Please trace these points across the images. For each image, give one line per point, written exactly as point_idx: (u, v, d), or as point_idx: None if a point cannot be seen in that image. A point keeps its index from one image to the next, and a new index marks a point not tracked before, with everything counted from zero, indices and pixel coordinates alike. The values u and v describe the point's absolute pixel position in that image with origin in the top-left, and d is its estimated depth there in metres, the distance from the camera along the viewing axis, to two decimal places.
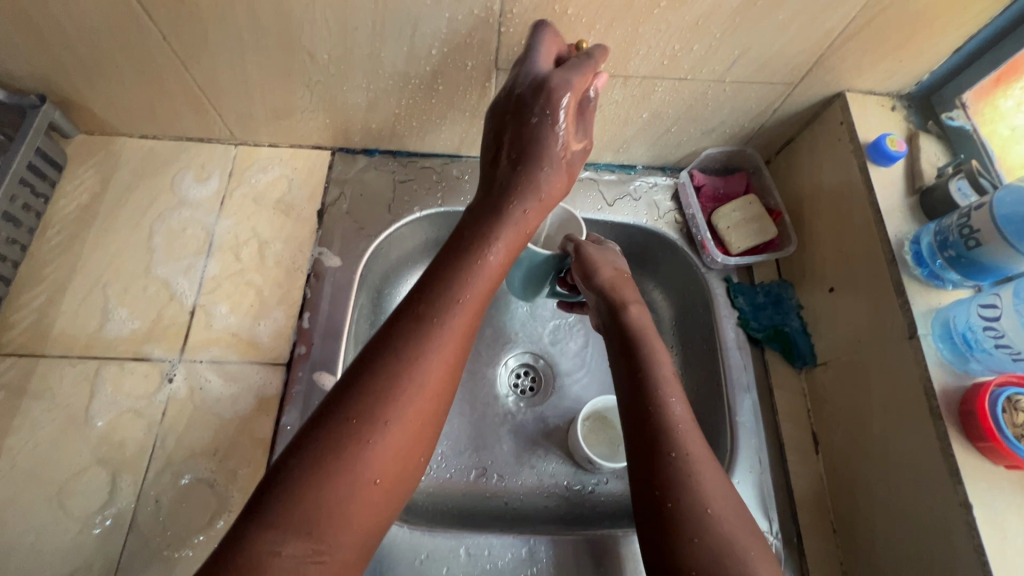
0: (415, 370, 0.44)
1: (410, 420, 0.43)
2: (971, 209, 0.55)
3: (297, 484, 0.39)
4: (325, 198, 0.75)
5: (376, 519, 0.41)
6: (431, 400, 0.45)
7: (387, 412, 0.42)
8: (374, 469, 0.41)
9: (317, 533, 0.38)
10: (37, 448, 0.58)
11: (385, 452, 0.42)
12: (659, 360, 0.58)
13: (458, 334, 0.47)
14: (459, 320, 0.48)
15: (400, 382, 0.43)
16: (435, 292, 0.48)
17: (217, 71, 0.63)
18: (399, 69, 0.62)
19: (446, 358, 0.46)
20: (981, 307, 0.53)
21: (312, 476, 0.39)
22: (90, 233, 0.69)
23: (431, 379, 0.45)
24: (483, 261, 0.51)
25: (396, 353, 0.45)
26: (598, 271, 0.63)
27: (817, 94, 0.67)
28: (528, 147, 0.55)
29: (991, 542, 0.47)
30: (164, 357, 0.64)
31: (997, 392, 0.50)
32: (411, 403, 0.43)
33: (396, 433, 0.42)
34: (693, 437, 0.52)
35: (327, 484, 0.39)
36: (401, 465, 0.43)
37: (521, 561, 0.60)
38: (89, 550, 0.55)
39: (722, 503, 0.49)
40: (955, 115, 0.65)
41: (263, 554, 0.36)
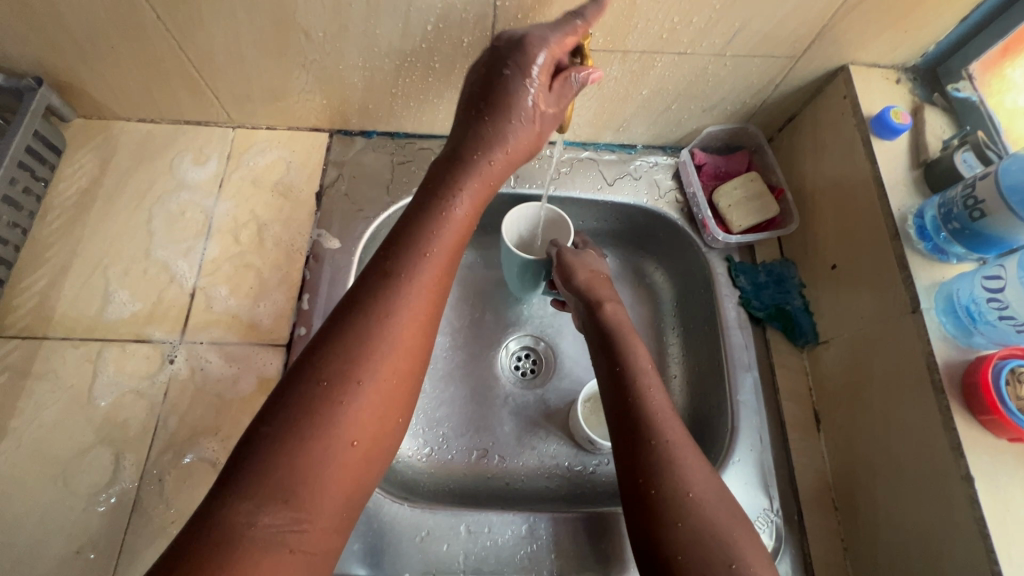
0: (387, 331, 0.45)
1: (384, 379, 0.44)
2: (976, 178, 0.54)
3: (268, 452, 0.39)
4: (323, 180, 0.75)
5: (356, 485, 0.42)
6: (407, 359, 0.46)
7: (359, 374, 0.43)
8: (349, 431, 0.42)
9: (294, 501, 0.38)
10: (42, 429, 0.59)
11: (359, 413, 0.42)
12: (636, 351, 0.59)
13: (426, 297, 0.48)
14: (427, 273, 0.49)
15: (370, 345, 0.44)
16: (402, 252, 0.49)
17: (212, 51, 0.62)
18: (395, 46, 0.62)
19: (417, 313, 0.47)
20: (986, 279, 0.52)
21: (283, 443, 0.39)
22: (90, 217, 0.69)
23: (401, 338, 0.46)
24: (447, 212, 0.52)
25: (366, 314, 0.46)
26: (575, 275, 0.65)
27: (820, 68, 0.66)
28: (496, 97, 0.54)
29: (992, 514, 0.47)
30: (166, 338, 0.64)
31: (1001, 364, 0.50)
32: (382, 364, 0.44)
33: (369, 395, 0.43)
34: (673, 424, 0.53)
35: (301, 450, 0.39)
36: (378, 427, 0.43)
37: (520, 538, 0.60)
38: (94, 528, 0.56)
39: (704, 487, 0.49)
40: (961, 86, 0.64)
41: (235, 525, 0.37)
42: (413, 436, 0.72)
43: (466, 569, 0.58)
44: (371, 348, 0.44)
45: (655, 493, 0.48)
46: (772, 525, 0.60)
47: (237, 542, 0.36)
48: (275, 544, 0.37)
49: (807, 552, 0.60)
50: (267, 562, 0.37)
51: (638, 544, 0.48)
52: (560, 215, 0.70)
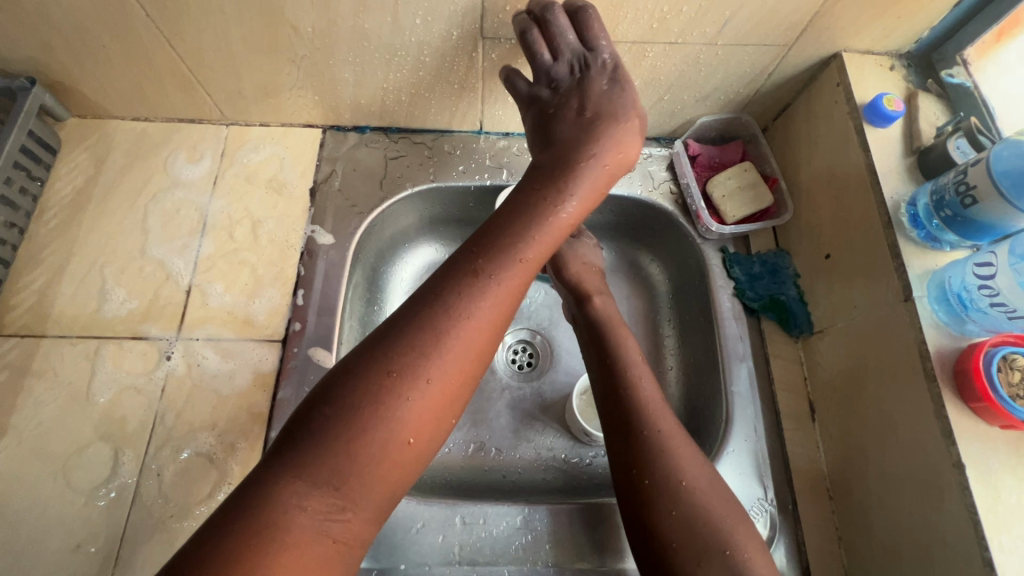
0: (467, 334, 0.44)
1: (449, 382, 0.43)
2: (968, 165, 0.53)
3: (331, 436, 0.39)
4: (317, 175, 0.75)
5: (404, 478, 0.41)
6: (472, 361, 0.44)
7: (426, 372, 0.42)
8: (407, 429, 0.41)
9: (343, 490, 0.38)
10: (41, 425, 0.60)
11: (420, 413, 0.41)
12: (625, 342, 0.60)
13: (505, 299, 0.47)
14: (521, 272, 0.48)
15: (444, 345, 0.43)
16: (491, 251, 0.48)
17: (203, 48, 0.62)
18: (384, 41, 0.62)
19: (497, 314, 0.46)
20: (977, 266, 0.51)
21: (341, 430, 0.39)
22: (86, 215, 0.70)
23: (476, 339, 0.45)
24: (557, 215, 0.53)
25: (444, 307, 0.44)
26: (569, 263, 0.67)
27: (813, 56, 0.66)
28: (602, 107, 0.60)
29: (983, 500, 0.47)
30: (162, 335, 0.65)
31: (992, 352, 0.49)
32: (449, 364, 0.43)
33: (434, 395, 0.42)
34: (663, 413, 0.53)
35: (361, 440, 0.39)
36: (433, 426, 0.42)
37: (516, 529, 0.60)
38: (95, 522, 0.56)
39: (695, 473, 0.49)
40: (955, 72, 0.63)
41: (286, 508, 0.37)
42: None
43: (463, 560, 0.58)
44: (445, 346, 0.43)
45: (651, 479, 0.49)
46: (766, 514, 0.61)
47: (286, 525, 0.36)
48: (320, 531, 0.37)
49: (801, 541, 0.60)
50: (311, 552, 0.37)
51: (635, 534, 0.48)
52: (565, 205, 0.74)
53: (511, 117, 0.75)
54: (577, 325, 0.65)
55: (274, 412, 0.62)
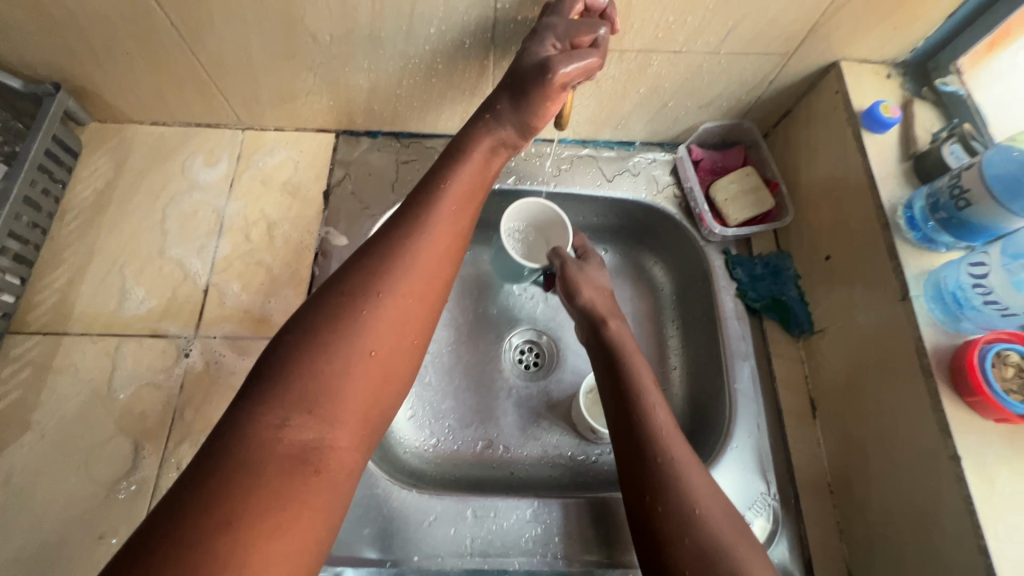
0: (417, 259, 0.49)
1: (398, 303, 0.46)
2: (961, 170, 0.56)
3: (303, 358, 0.42)
4: (330, 179, 0.77)
5: (379, 395, 0.44)
6: (420, 286, 0.48)
7: (387, 293, 0.46)
8: (361, 349, 0.44)
9: (318, 412, 0.41)
10: (63, 419, 0.61)
11: (373, 335, 0.45)
12: (639, 370, 0.61)
13: (442, 230, 0.51)
14: (454, 210, 0.53)
15: (386, 272, 0.47)
16: (428, 191, 0.53)
17: (223, 55, 0.65)
18: (399, 49, 0.64)
19: (430, 247, 0.50)
20: (971, 266, 0.53)
21: (308, 350, 0.42)
22: (106, 217, 0.72)
23: (416, 263, 0.49)
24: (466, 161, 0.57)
25: (394, 241, 0.49)
26: (584, 290, 0.68)
27: (812, 64, 0.68)
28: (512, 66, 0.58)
29: (979, 491, 0.48)
30: (181, 333, 0.67)
31: (986, 348, 0.51)
32: (405, 287, 0.47)
33: (392, 312, 0.46)
34: (676, 440, 0.55)
35: (332, 357, 0.43)
36: (394, 346, 0.46)
37: (525, 522, 0.62)
38: (116, 514, 0.58)
39: (709, 500, 0.51)
40: (949, 81, 0.65)
41: (265, 437, 0.39)
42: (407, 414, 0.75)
43: (473, 552, 0.60)
44: (399, 269, 0.48)
45: (664, 505, 0.50)
46: (769, 508, 0.62)
47: (267, 450, 0.38)
48: (303, 453, 0.39)
49: (804, 535, 0.61)
50: (293, 471, 0.38)
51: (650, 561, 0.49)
52: (561, 216, 0.74)
53: None
54: (590, 349, 0.66)
55: None
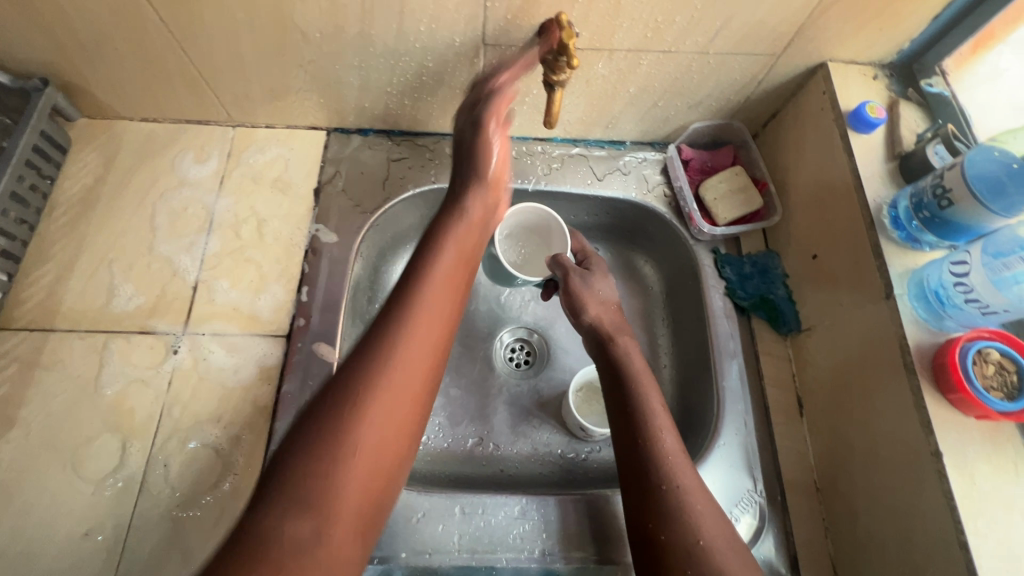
0: (406, 340, 0.49)
1: (400, 387, 0.47)
2: (944, 170, 0.56)
3: (296, 456, 0.42)
4: (321, 176, 0.77)
5: (372, 481, 0.44)
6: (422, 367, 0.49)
7: (378, 381, 0.46)
8: (362, 438, 0.44)
9: (318, 506, 0.41)
10: (50, 416, 0.61)
11: (374, 424, 0.45)
12: (648, 393, 0.59)
13: (440, 308, 0.52)
14: (441, 291, 0.54)
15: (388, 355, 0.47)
16: (415, 273, 0.54)
17: (213, 51, 0.65)
18: (389, 47, 0.64)
19: (430, 326, 0.51)
20: (953, 264, 0.54)
21: (310, 450, 0.42)
22: (94, 213, 0.72)
23: (417, 343, 0.49)
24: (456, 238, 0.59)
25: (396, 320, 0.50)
26: (591, 305, 0.67)
27: (801, 65, 0.69)
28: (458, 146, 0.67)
29: (959, 487, 0.49)
30: (169, 330, 0.66)
31: (967, 346, 0.52)
32: (398, 373, 0.47)
33: (380, 400, 0.46)
34: (683, 468, 0.54)
35: (330, 454, 0.42)
36: (384, 436, 0.45)
37: (513, 519, 0.62)
38: (103, 510, 0.58)
39: (714, 532, 0.50)
40: (933, 82, 0.66)
41: (268, 537, 0.38)
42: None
43: (461, 549, 0.60)
44: (390, 356, 0.47)
45: (668, 539, 0.50)
46: (755, 505, 0.63)
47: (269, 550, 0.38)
48: (303, 551, 0.39)
49: (789, 531, 0.62)
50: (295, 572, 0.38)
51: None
52: (559, 222, 0.73)
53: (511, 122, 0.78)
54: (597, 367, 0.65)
55: (280, 405, 0.64)
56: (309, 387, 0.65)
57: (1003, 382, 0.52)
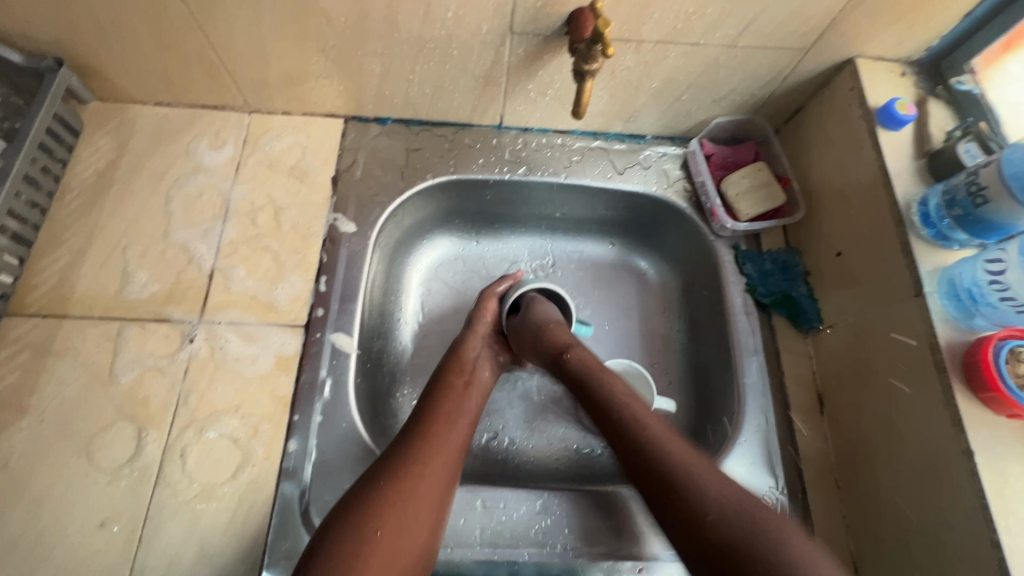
0: (424, 448, 0.53)
1: (420, 478, 0.51)
2: (979, 167, 0.56)
3: (327, 557, 0.44)
4: (339, 164, 0.76)
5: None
6: (442, 464, 0.53)
7: (399, 470, 0.51)
8: (377, 517, 0.47)
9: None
10: (64, 404, 0.60)
11: (390, 506, 0.48)
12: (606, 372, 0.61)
13: (464, 416, 0.59)
14: (453, 404, 0.59)
15: (414, 450, 0.53)
16: (445, 386, 0.62)
17: (233, 34, 0.63)
18: (414, 33, 0.63)
19: (455, 426, 0.57)
20: (988, 262, 0.53)
21: (343, 531, 0.46)
22: (107, 198, 0.70)
23: (444, 441, 0.55)
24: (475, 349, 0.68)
25: (427, 419, 0.57)
26: (528, 326, 0.67)
27: (828, 60, 0.68)
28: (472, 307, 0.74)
29: (991, 486, 0.49)
30: (185, 318, 0.65)
31: (1000, 345, 0.52)
32: (425, 467, 0.52)
33: (412, 493, 0.50)
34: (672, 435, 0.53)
35: (353, 535, 0.46)
36: (403, 530, 0.47)
37: (535, 514, 0.62)
38: (118, 500, 0.57)
39: (711, 476, 0.48)
40: (963, 79, 0.65)
41: None
42: (412, 402, 0.75)
43: (482, 542, 0.60)
44: (416, 456, 0.52)
45: (683, 509, 0.47)
46: (776, 502, 0.62)
47: None
48: None
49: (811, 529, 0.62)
50: None
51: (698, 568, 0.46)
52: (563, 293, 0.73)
53: (532, 114, 0.77)
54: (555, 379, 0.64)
55: (298, 397, 0.63)
56: (327, 378, 0.64)
57: None
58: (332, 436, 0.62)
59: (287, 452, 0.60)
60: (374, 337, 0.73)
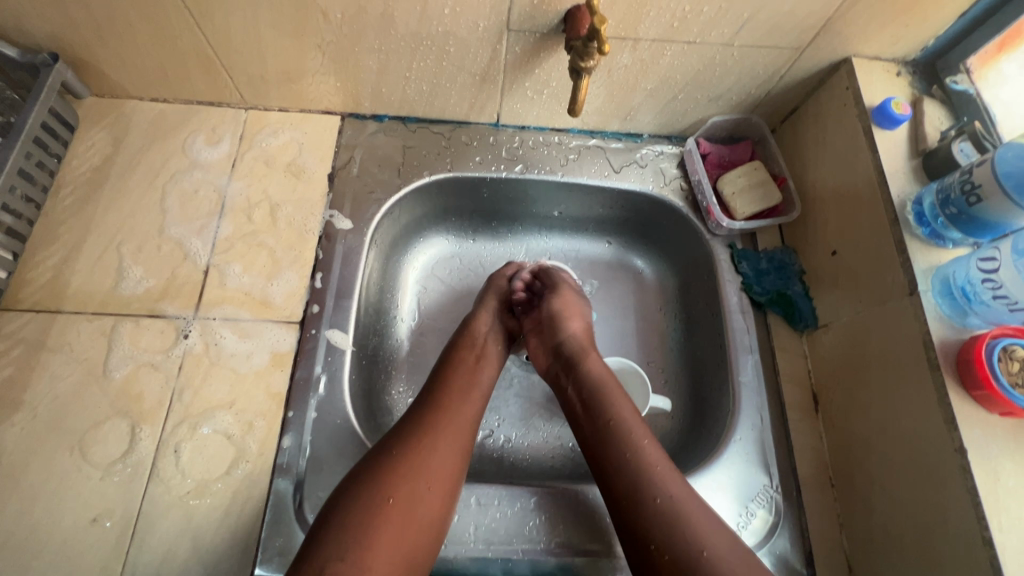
0: (434, 420, 0.54)
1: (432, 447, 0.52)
2: (973, 166, 0.56)
3: (338, 526, 0.45)
4: (336, 162, 0.75)
5: (406, 545, 0.46)
6: (455, 436, 0.54)
7: (409, 441, 0.52)
8: (387, 487, 0.48)
9: (348, 556, 0.43)
10: (57, 399, 0.60)
11: (399, 475, 0.49)
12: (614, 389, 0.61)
13: (478, 387, 0.60)
14: (465, 378, 0.60)
15: (427, 421, 0.54)
16: (454, 360, 0.62)
17: (229, 30, 0.63)
18: (411, 29, 0.63)
19: (471, 398, 0.58)
20: (981, 261, 0.54)
21: (352, 503, 0.47)
22: (103, 194, 0.70)
23: (456, 411, 0.56)
24: (483, 326, 0.68)
25: (438, 392, 0.58)
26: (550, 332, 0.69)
27: (824, 60, 0.68)
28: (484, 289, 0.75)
29: (983, 484, 0.49)
30: (179, 314, 0.65)
31: (993, 343, 0.52)
32: (436, 439, 0.53)
33: (424, 463, 0.50)
34: (672, 476, 0.53)
35: (364, 505, 0.47)
36: (415, 498, 0.48)
37: (529, 511, 0.62)
38: (112, 496, 0.56)
39: (690, 505, 0.51)
40: (959, 79, 0.66)
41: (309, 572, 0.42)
42: (407, 400, 0.75)
43: (476, 540, 0.59)
44: (427, 428, 0.53)
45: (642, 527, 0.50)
46: (770, 500, 0.62)
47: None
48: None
49: (804, 527, 0.62)
50: None
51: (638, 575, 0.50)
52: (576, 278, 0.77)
53: (529, 112, 0.77)
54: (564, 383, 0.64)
55: (292, 393, 0.63)
56: (322, 374, 0.64)
57: None
58: (326, 432, 0.62)
59: (281, 448, 0.60)
60: (370, 334, 0.73)
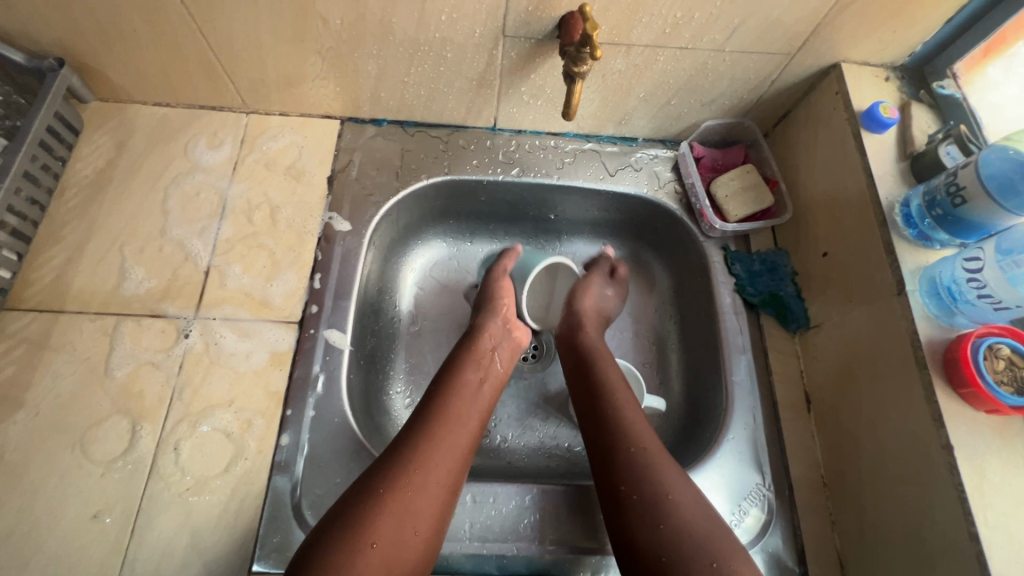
0: (425, 453, 0.53)
1: (420, 480, 0.51)
2: (958, 168, 0.57)
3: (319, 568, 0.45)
4: (335, 165, 0.77)
5: None
6: (446, 471, 0.53)
7: (397, 477, 0.51)
8: (373, 530, 0.47)
9: None
10: (59, 397, 0.61)
11: (384, 515, 0.48)
12: (608, 368, 0.65)
13: (474, 414, 0.59)
14: (465, 404, 0.59)
15: (420, 453, 0.53)
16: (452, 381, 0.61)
17: (231, 36, 0.64)
18: (409, 35, 0.64)
19: (466, 425, 0.57)
20: (966, 261, 0.54)
21: (335, 546, 0.46)
22: (106, 196, 0.71)
23: (449, 441, 0.55)
24: (489, 332, 0.69)
25: (431, 419, 0.56)
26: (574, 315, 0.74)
27: (814, 65, 0.70)
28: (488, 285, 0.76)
29: (969, 480, 0.50)
30: (180, 314, 0.66)
31: (979, 341, 0.53)
32: (426, 472, 0.52)
33: (408, 503, 0.49)
34: (669, 466, 0.54)
35: (347, 547, 0.46)
36: (398, 538, 0.48)
37: (524, 509, 0.62)
38: (112, 493, 0.57)
39: (681, 491, 0.51)
40: (945, 84, 0.67)
41: None
42: (405, 401, 0.76)
43: (472, 537, 0.60)
44: (417, 461, 0.52)
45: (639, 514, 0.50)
46: (763, 499, 0.63)
47: None
48: None
49: (796, 525, 0.62)
50: None
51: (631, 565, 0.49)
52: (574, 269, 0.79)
53: (525, 116, 0.78)
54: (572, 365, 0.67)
55: (290, 393, 0.64)
56: (320, 373, 0.65)
57: (1013, 378, 0.52)
58: (324, 430, 0.63)
59: (280, 446, 0.61)
60: (367, 335, 0.74)
